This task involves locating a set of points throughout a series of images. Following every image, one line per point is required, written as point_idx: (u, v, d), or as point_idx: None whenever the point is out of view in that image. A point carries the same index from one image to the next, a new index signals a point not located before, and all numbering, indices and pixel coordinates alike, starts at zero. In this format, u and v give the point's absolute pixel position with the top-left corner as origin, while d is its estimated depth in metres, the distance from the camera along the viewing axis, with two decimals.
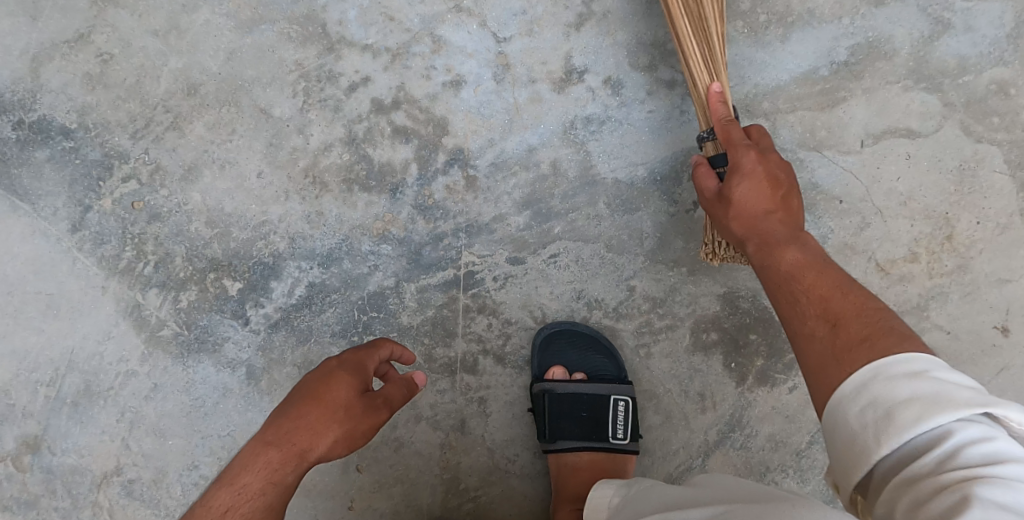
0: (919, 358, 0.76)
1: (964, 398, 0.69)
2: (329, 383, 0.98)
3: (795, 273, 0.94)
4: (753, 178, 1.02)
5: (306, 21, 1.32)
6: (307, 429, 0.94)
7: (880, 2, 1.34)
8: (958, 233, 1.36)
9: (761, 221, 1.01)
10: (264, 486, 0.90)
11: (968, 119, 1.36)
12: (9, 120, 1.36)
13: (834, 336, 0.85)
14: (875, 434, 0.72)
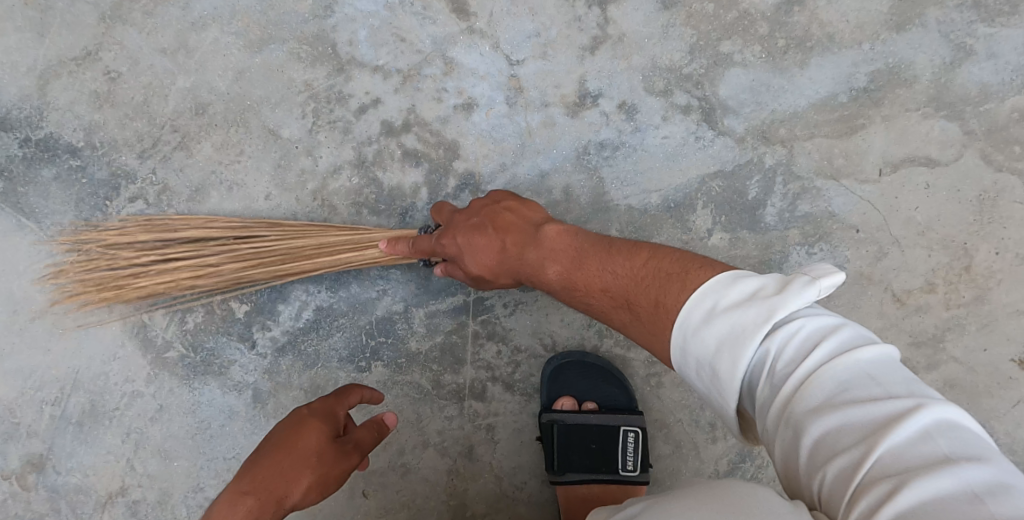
0: (696, 300, 0.83)
1: (754, 318, 0.76)
2: (301, 433, 0.98)
3: (571, 284, 1.01)
4: (481, 259, 1.07)
5: (316, 41, 1.29)
6: (283, 478, 0.93)
7: (901, 27, 1.32)
8: (976, 264, 1.34)
9: (505, 261, 1.06)
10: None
11: (989, 147, 1.33)
12: (16, 137, 1.35)
13: (637, 316, 0.91)
14: (717, 393, 0.79)
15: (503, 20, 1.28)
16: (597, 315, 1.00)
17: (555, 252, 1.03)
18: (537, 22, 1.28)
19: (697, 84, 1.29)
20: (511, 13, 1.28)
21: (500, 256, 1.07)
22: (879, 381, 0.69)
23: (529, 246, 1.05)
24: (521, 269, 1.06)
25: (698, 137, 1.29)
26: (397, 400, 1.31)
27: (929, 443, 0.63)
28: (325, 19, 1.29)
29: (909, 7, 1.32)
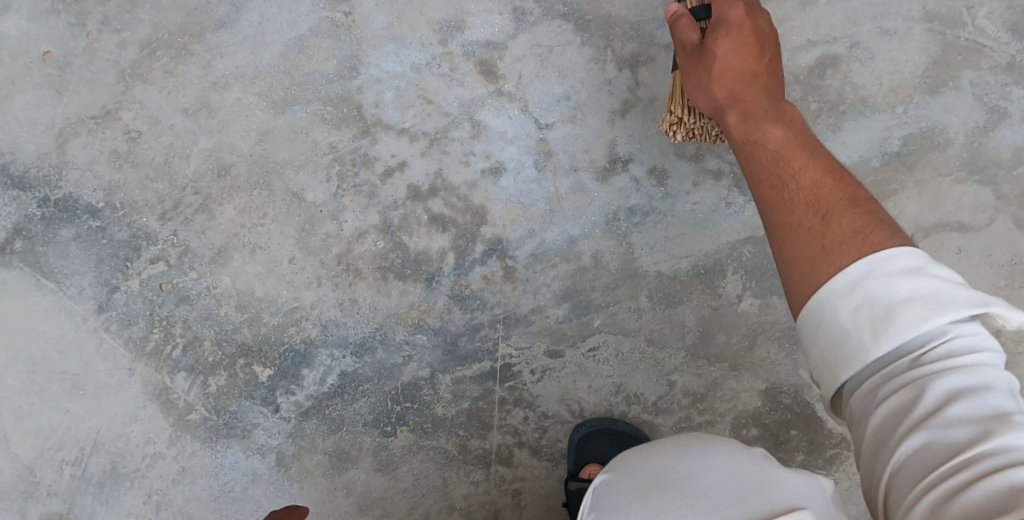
0: (907, 255, 0.68)
1: (961, 299, 0.64)
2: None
3: (778, 155, 0.82)
4: (736, 31, 0.91)
5: (341, 102, 1.27)
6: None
7: (935, 91, 1.30)
8: (1008, 328, 1.33)
9: (744, 87, 0.89)
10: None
11: (1022, 212, 1.32)
12: (35, 196, 1.33)
13: (824, 225, 0.75)
14: (868, 335, 0.66)
15: (532, 82, 1.25)
16: (759, 179, 0.83)
17: (792, 125, 0.85)
18: (567, 85, 1.25)
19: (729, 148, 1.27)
20: (539, 75, 1.25)
21: (748, 80, 0.90)
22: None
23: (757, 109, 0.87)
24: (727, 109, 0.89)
25: (729, 203, 1.27)
26: (423, 465, 1.30)
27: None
28: (349, 80, 1.27)
29: (943, 69, 1.30)
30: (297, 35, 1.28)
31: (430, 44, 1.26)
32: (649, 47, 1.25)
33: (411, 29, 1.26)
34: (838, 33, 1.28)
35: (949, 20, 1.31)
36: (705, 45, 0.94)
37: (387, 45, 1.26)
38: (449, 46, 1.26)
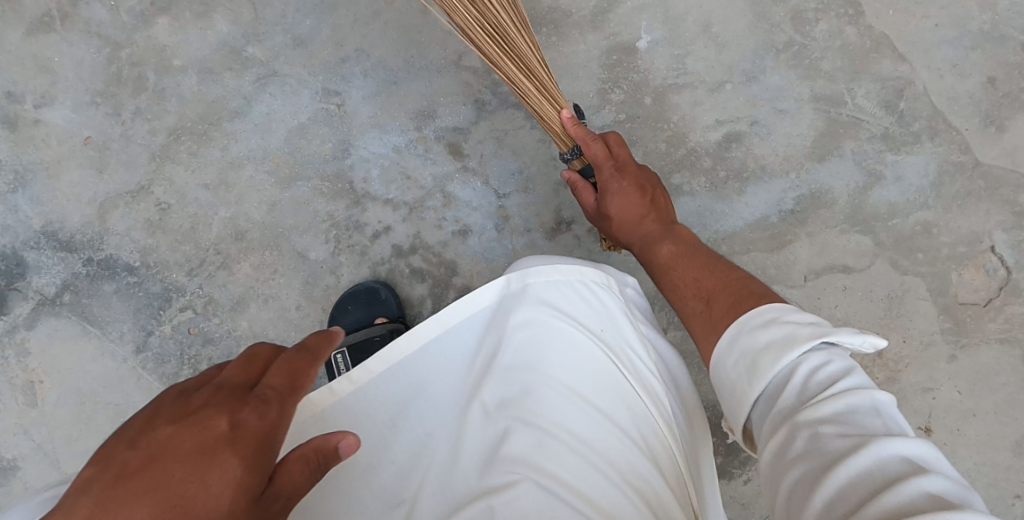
0: (771, 309, 0.96)
1: (806, 335, 0.88)
2: (184, 475, 0.63)
3: (672, 264, 1.19)
4: (620, 194, 1.25)
5: (336, 178, 1.55)
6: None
7: (822, 158, 1.59)
8: (888, 351, 1.65)
9: (641, 224, 1.25)
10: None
11: (896, 255, 1.62)
12: (81, 257, 1.60)
13: (710, 309, 1.06)
14: (747, 380, 0.90)
15: (491, 159, 1.53)
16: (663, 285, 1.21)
17: (679, 239, 1.22)
18: (520, 162, 1.53)
19: None
20: (497, 154, 1.53)
21: (638, 220, 1.25)
22: (883, 415, 0.79)
23: (649, 236, 1.24)
24: (639, 233, 1.25)
25: None
26: None
27: (906, 463, 0.73)
28: (342, 160, 1.55)
29: (829, 141, 1.59)
30: (298, 123, 1.55)
31: (408, 130, 1.54)
32: None
33: (392, 118, 1.54)
34: (741, 114, 1.57)
35: (833, 100, 1.59)
36: (604, 210, 1.28)
37: (373, 131, 1.54)
38: (424, 131, 1.54)
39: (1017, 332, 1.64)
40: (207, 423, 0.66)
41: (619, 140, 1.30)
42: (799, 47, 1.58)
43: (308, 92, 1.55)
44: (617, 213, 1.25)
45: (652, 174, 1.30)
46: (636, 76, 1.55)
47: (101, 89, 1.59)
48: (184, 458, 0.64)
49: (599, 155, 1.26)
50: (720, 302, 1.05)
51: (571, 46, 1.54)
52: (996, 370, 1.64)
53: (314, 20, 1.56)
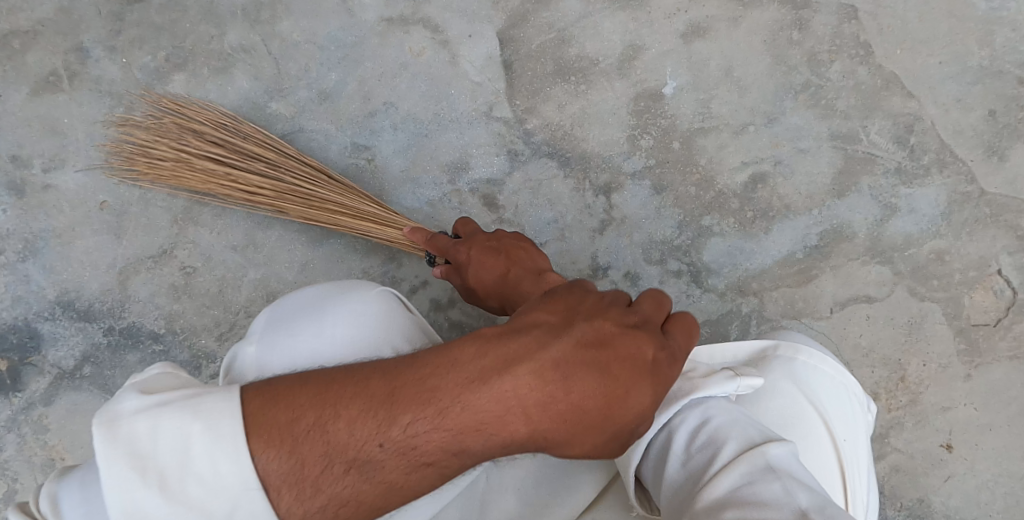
0: (660, 366, 1.01)
1: (675, 399, 0.95)
2: (634, 383, 0.83)
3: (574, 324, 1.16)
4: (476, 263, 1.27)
5: (370, 234, 1.53)
6: (591, 421, 0.81)
7: (841, 194, 1.64)
8: (910, 373, 1.69)
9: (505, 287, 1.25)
10: (466, 453, 0.80)
11: (913, 283, 1.68)
12: (100, 327, 1.53)
13: None
14: (631, 447, 0.95)
15: (527, 209, 1.54)
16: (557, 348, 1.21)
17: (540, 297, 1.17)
18: (555, 211, 1.54)
19: (685, 251, 1.58)
20: (532, 203, 1.54)
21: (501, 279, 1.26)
22: (778, 476, 0.82)
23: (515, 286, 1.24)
24: (511, 291, 1.24)
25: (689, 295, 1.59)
26: None
27: None
28: None
29: (848, 178, 1.64)
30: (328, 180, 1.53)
31: (441, 183, 1.53)
32: (618, 176, 1.56)
33: (424, 171, 1.53)
34: (765, 154, 1.61)
35: (849, 137, 1.64)
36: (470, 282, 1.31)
37: (405, 185, 1.53)
38: (457, 183, 1.53)
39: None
40: (666, 351, 0.86)
41: (465, 221, 1.33)
42: (815, 88, 1.63)
43: (336, 148, 1.53)
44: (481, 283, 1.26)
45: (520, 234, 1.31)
46: (664, 122, 1.57)
47: (115, 151, 1.53)
48: (637, 359, 0.83)
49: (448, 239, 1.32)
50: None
51: (599, 94, 1.56)
52: (1008, 384, 1.69)
53: (339, 73, 1.53)
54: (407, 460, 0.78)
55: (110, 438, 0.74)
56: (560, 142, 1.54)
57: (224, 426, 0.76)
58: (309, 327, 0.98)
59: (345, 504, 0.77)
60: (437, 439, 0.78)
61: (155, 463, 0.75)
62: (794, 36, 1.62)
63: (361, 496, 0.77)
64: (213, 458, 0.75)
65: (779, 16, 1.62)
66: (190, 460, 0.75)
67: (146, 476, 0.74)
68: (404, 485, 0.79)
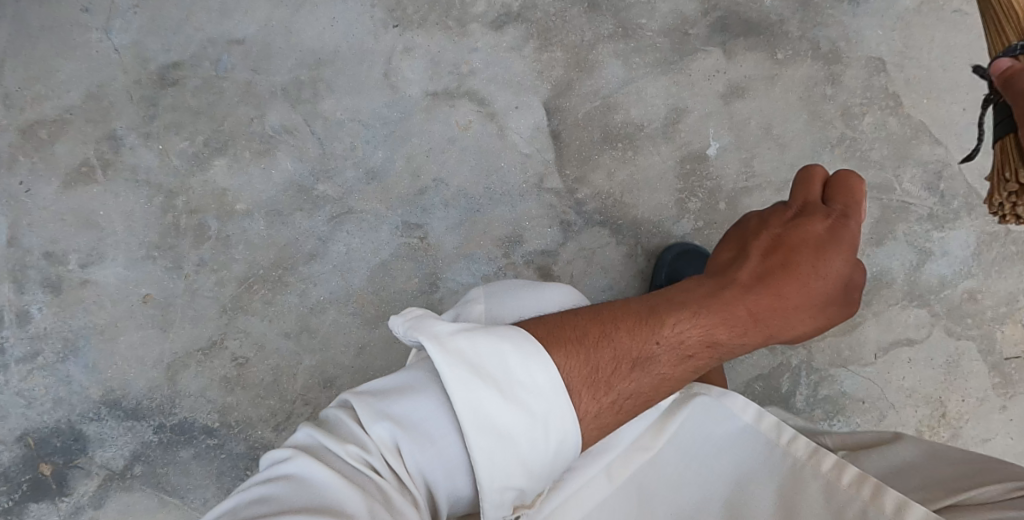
0: None
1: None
2: (832, 263, 0.97)
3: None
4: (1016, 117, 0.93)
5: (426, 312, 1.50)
6: (801, 301, 0.97)
7: (879, 242, 1.69)
8: (951, 410, 1.73)
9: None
10: (715, 341, 0.94)
11: (949, 322, 1.72)
12: (149, 424, 1.47)
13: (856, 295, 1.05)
14: None
15: (582, 279, 1.53)
16: None
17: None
18: (609, 277, 1.54)
19: None
20: (587, 272, 1.54)
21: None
22: None
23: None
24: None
25: None
26: None
27: None
28: (431, 293, 1.50)
29: (884, 226, 1.69)
30: (381, 260, 1.50)
31: (496, 257, 1.51)
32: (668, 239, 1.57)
33: (478, 246, 1.51)
34: None
35: (884, 187, 1.69)
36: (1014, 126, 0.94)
37: (460, 261, 1.51)
38: (512, 257, 1.52)
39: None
40: (851, 228, 0.99)
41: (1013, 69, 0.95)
42: (850, 141, 1.67)
43: (387, 227, 1.50)
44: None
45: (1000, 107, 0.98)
46: (710, 183, 1.59)
47: (156, 242, 1.48)
48: (814, 245, 0.98)
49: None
50: None
51: (646, 158, 1.57)
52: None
53: (386, 151, 1.50)
54: (675, 354, 0.91)
55: (444, 352, 0.77)
56: (611, 210, 1.55)
57: (528, 346, 0.81)
58: (528, 297, 1.01)
59: (639, 396, 0.89)
60: (693, 333, 0.92)
61: (488, 371, 0.78)
62: (827, 91, 1.66)
63: (651, 389, 0.89)
64: (528, 368, 0.79)
65: (813, 73, 1.65)
66: (514, 375, 0.78)
67: (484, 382, 0.77)
68: (676, 376, 0.91)
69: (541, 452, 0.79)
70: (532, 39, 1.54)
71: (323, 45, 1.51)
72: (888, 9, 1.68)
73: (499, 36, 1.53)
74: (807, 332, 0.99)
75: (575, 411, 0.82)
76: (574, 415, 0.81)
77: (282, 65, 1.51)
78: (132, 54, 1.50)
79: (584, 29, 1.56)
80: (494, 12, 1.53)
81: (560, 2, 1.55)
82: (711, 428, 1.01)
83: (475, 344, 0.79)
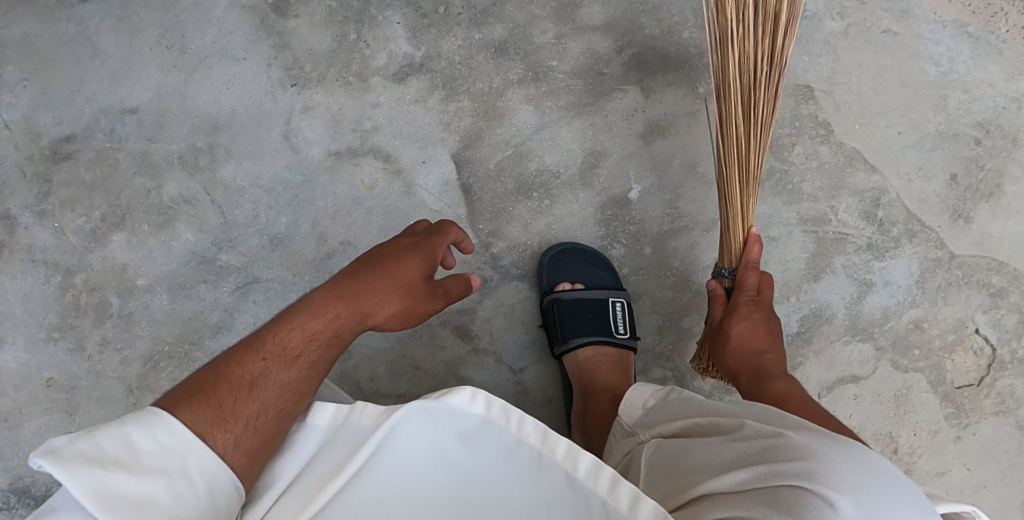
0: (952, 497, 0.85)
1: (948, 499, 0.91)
2: (411, 266, 1.01)
3: (784, 400, 1.16)
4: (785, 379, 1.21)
5: (341, 381, 1.45)
6: (398, 296, 1.00)
7: (817, 276, 1.62)
8: (902, 445, 1.66)
9: (758, 359, 1.25)
10: (331, 342, 0.94)
11: (896, 355, 1.66)
12: None
13: (411, 302, 1.00)
14: None
15: (502, 336, 1.48)
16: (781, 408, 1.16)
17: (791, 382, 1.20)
18: (529, 333, 1.48)
19: (668, 357, 1.53)
20: (507, 328, 1.48)
21: (756, 354, 1.26)
22: None
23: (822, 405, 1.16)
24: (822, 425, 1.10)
25: None
26: None
27: None
28: (344, 361, 1.45)
29: (821, 260, 1.62)
30: None
31: None
32: None
33: None
34: None
35: (819, 220, 1.62)
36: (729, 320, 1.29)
37: None
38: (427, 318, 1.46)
39: (1011, 403, 1.68)
40: (412, 248, 1.03)
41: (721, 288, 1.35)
42: (780, 174, 1.62)
43: (295, 295, 1.44)
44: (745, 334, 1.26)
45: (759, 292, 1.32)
46: (633, 228, 1.53)
47: (56, 323, 1.43)
48: (392, 253, 1.03)
49: (752, 286, 1.29)
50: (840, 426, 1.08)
51: (564, 207, 1.50)
52: (996, 439, 1.67)
53: (289, 215, 1.45)
54: (287, 361, 0.90)
55: (58, 463, 0.73)
56: (529, 263, 1.49)
57: (152, 419, 0.80)
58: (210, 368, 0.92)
59: (267, 414, 0.87)
60: (299, 341, 0.92)
61: (107, 456, 0.76)
62: None
63: (269, 409, 0.87)
64: (151, 433, 0.79)
65: None
66: (138, 447, 0.78)
67: (105, 465, 0.75)
68: (297, 387, 0.90)
69: (192, 500, 0.79)
70: (437, 90, 1.48)
71: (219, 109, 1.46)
72: (813, 34, 1.64)
73: (402, 89, 1.47)
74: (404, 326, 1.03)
75: (213, 447, 0.82)
76: (210, 450, 0.82)
77: (178, 133, 1.46)
78: (22, 129, 1.45)
79: (491, 75, 1.50)
80: (396, 64, 1.48)
81: (464, 50, 1.49)
82: (436, 425, 0.88)
83: (100, 444, 0.76)
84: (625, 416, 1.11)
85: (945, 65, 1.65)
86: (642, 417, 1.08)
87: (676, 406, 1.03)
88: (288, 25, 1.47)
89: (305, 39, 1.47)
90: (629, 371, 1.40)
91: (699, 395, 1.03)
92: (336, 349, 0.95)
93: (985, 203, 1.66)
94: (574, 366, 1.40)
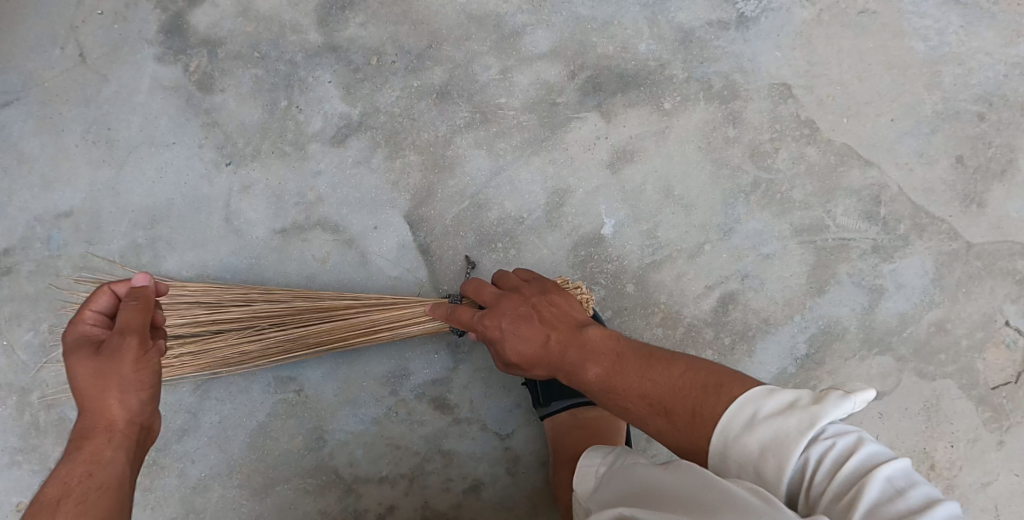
0: (745, 403, 0.88)
1: (797, 432, 0.82)
2: (81, 365, 0.98)
3: (604, 388, 1.01)
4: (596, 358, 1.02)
5: (317, 471, 1.35)
6: (100, 390, 0.97)
7: (821, 290, 1.48)
8: (939, 459, 1.47)
9: (547, 353, 1.06)
10: (92, 467, 0.93)
11: (920, 364, 1.48)
12: None
13: (116, 368, 0.98)
14: (771, 463, 0.83)
15: (482, 402, 1.38)
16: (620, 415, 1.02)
17: (594, 352, 1.03)
18: (512, 395, 1.38)
19: None
20: (487, 394, 1.38)
21: (542, 348, 1.07)
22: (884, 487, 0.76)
23: (629, 361, 1.00)
24: (666, 401, 0.94)
25: None
26: None
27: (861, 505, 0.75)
28: (318, 449, 1.36)
29: (823, 271, 1.48)
30: (258, 422, 1.36)
31: (382, 396, 1.36)
32: None
33: (360, 389, 1.36)
34: (729, 271, 1.46)
35: (815, 228, 1.48)
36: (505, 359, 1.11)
37: (343, 409, 1.36)
38: (400, 393, 1.37)
39: None
40: (72, 353, 1.00)
41: (477, 287, 1.16)
42: (766, 184, 1.48)
43: (258, 386, 1.36)
44: (522, 356, 1.08)
45: (485, 294, 1.14)
46: (610, 266, 1.42)
47: (18, 446, 1.36)
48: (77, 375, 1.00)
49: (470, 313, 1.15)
50: (674, 407, 0.93)
51: (532, 254, 1.40)
52: None
53: None
54: (51, 509, 0.88)
55: None
56: None
57: None
58: None
59: None
60: (55, 491, 0.91)
61: None
62: (729, 132, 1.47)
63: None
64: None
65: (708, 116, 1.47)
66: None
67: None
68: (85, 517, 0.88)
69: None
70: (380, 147, 1.38)
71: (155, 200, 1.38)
72: (783, 27, 1.49)
73: (343, 152, 1.38)
74: (143, 385, 1.00)
75: None
76: None
77: (115, 231, 1.37)
78: None
79: (435, 124, 1.39)
80: (333, 126, 1.38)
81: (404, 100, 1.39)
82: None
83: None
84: (581, 489, 1.10)
85: (933, 39, 1.50)
86: (592, 492, 1.07)
87: (617, 478, 1.02)
88: (214, 101, 1.39)
89: (233, 113, 1.38)
90: (607, 436, 1.29)
91: (638, 462, 1.01)
92: (100, 468, 0.93)
93: (998, 183, 1.49)
94: (552, 430, 1.31)
